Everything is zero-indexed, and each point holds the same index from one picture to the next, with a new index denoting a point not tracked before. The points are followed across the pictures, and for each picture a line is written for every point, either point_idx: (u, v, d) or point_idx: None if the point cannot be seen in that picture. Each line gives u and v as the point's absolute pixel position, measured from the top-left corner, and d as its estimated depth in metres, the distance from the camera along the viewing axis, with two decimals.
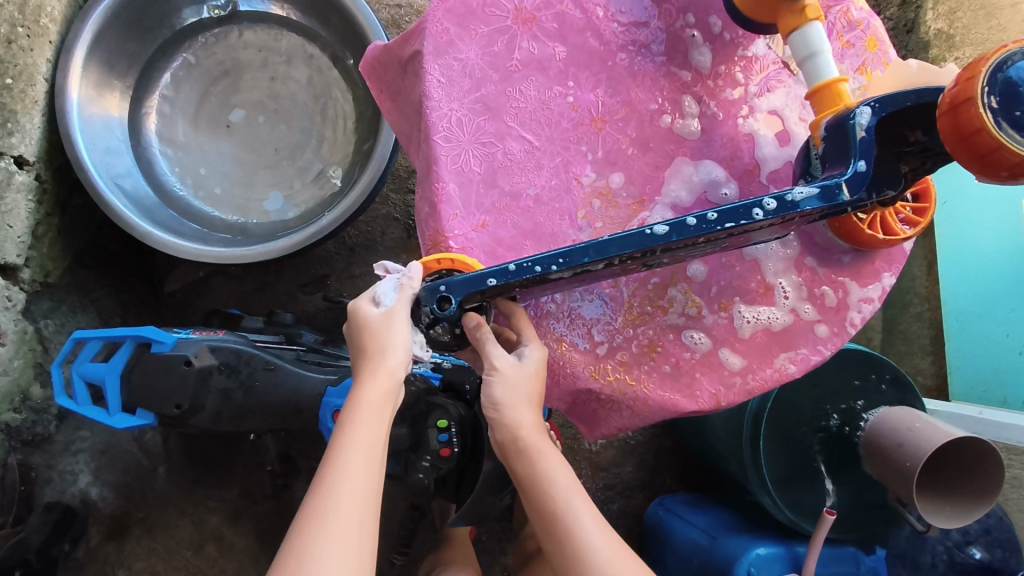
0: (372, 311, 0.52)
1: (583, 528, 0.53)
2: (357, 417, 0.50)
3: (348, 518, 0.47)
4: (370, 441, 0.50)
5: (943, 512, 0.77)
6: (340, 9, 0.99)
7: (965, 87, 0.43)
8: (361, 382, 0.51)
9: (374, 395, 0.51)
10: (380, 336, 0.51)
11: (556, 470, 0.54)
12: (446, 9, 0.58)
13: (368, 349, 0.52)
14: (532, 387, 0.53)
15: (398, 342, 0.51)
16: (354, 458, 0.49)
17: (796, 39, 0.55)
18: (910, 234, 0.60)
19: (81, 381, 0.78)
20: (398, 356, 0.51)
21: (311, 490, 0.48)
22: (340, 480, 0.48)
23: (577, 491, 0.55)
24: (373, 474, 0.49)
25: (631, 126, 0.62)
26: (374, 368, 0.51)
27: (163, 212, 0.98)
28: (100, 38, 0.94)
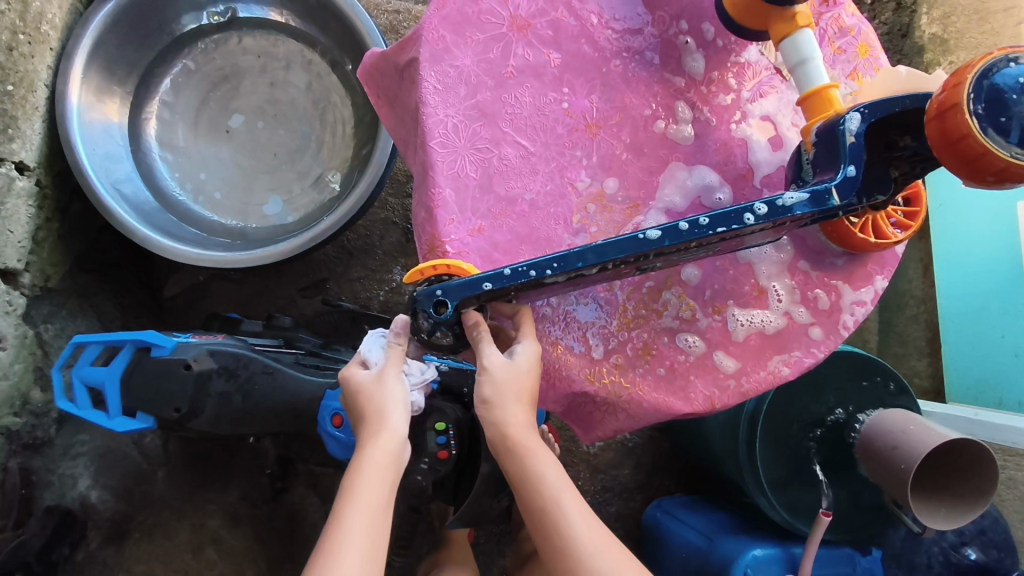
0: (365, 376, 0.58)
1: (571, 525, 0.54)
2: (360, 480, 0.54)
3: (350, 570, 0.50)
4: (373, 500, 0.54)
5: (939, 512, 0.77)
6: (338, 15, 1.00)
7: (952, 93, 0.44)
8: (365, 444, 0.56)
9: (378, 456, 0.55)
10: (375, 397, 0.57)
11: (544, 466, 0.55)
12: (442, 16, 0.59)
13: (367, 415, 0.57)
14: (525, 384, 0.54)
15: (393, 402, 0.57)
16: (358, 517, 0.53)
17: (787, 45, 0.56)
18: (901, 238, 0.61)
19: (81, 385, 0.78)
20: (396, 418, 0.57)
21: (319, 548, 0.52)
22: (345, 537, 0.52)
23: (566, 488, 0.56)
24: (376, 526, 0.53)
25: (626, 131, 0.62)
26: (376, 432, 0.56)
27: (162, 217, 0.99)
28: (100, 45, 0.95)
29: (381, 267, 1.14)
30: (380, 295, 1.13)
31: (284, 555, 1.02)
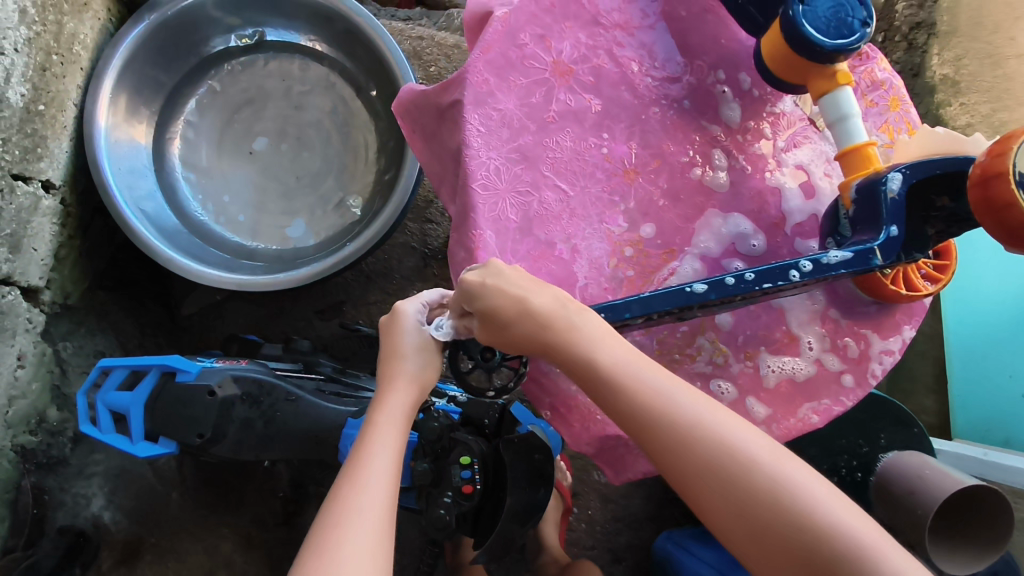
0: (411, 322, 0.59)
1: (660, 406, 0.49)
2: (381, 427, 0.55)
3: (375, 501, 0.50)
4: (392, 445, 0.55)
5: (958, 557, 0.76)
6: (367, 42, 1.01)
7: (996, 161, 0.46)
8: (384, 392, 0.58)
9: (397, 404, 0.57)
10: (397, 341, 0.59)
11: (603, 351, 0.51)
12: (487, 60, 0.59)
13: (389, 358, 0.59)
14: (509, 300, 0.51)
15: (420, 359, 0.58)
16: (381, 459, 0.53)
17: (827, 101, 0.58)
18: (931, 290, 0.62)
19: (106, 409, 0.79)
20: (412, 363, 0.58)
21: (340, 485, 0.51)
22: (370, 474, 0.52)
23: (639, 362, 0.51)
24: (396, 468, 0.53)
25: (663, 177, 0.63)
26: (393, 379, 0.58)
27: (185, 238, 0.99)
28: (129, 65, 0.96)
29: (398, 291, 1.14)
30: None
31: None
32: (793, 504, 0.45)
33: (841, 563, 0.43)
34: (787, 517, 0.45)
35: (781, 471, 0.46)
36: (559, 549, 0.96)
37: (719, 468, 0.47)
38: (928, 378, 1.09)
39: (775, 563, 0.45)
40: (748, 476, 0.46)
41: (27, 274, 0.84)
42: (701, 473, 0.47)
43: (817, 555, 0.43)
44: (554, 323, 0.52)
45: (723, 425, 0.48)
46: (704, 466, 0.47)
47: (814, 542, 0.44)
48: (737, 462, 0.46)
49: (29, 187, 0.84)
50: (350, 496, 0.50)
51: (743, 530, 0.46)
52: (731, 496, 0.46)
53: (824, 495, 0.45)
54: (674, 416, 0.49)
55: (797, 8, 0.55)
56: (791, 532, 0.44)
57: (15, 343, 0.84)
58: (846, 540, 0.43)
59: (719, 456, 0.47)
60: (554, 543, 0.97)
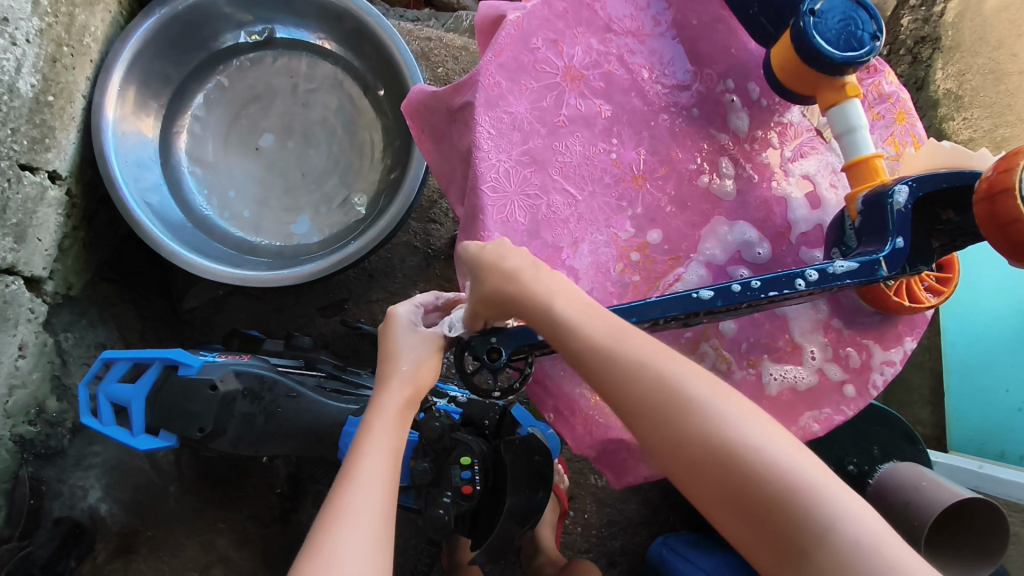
0: (406, 325, 0.60)
1: (603, 352, 0.47)
2: (377, 425, 0.54)
3: (373, 500, 0.48)
4: (387, 442, 0.53)
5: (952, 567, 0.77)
6: (376, 41, 1.01)
7: (1003, 177, 0.46)
8: (381, 392, 0.57)
9: (393, 401, 0.56)
10: (392, 344, 0.59)
11: (559, 302, 0.50)
12: (499, 63, 0.59)
13: (387, 361, 0.59)
14: (495, 265, 0.52)
15: (418, 359, 0.58)
16: (374, 454, 0.52)
17: (835, 113, 0.58)
18: (934, 302, 0.62)
19: (106, 401, 0.79)
20: (408, 363, 0.58)
21: (335, 486, 0.50)
22: (365, 472, 0.50)
23: (588, 312, 0.49)
24: (393, 464, 0.52)
25: (670, 184, 0.64)
26: (389, 380, 0.57)
27: (189, 232, 0.99)
28: (139, 58, 0.96)
29: (400, 290, 1.14)
30: None
31: None
32: (733, 443, 0.42)
33: (778, 504, 0.40)
34: (725, 457, 0.42)
35: (722, 410, 0.43)
36: (555, 550, 0.96)
37: (660, 410, 0.44)
38: (923, 389, 1.10)
39: (716, 505, 0.42)
40: (688, 417, 0.43)
41: (31, 264, 0.84)
42: (642, 417, 0.45)
43: (755, 496, 0.41)
44: (524, 282, 0.51)
45: (665, 365, 0.46)
46: (646, 409, 0.45)
47: (753, 482, 0.41)
48: (677, 402, 0.44)
49: (35, 176, 0.84)
50: (344, 495, 0.48)
51: (685, 472, 0.43)
52: (670, 439, 0.44)
53: (767, 433, 0.42)
54: (614, 360, 0.47)
55: (808, 19, 0.55)
56: (729, 472, 0.42)
57: (17, 333, 0.84)
58: (784, 479, 0.40)
59: (659, 399, 0.44)
60: (551, 545, 0.97)
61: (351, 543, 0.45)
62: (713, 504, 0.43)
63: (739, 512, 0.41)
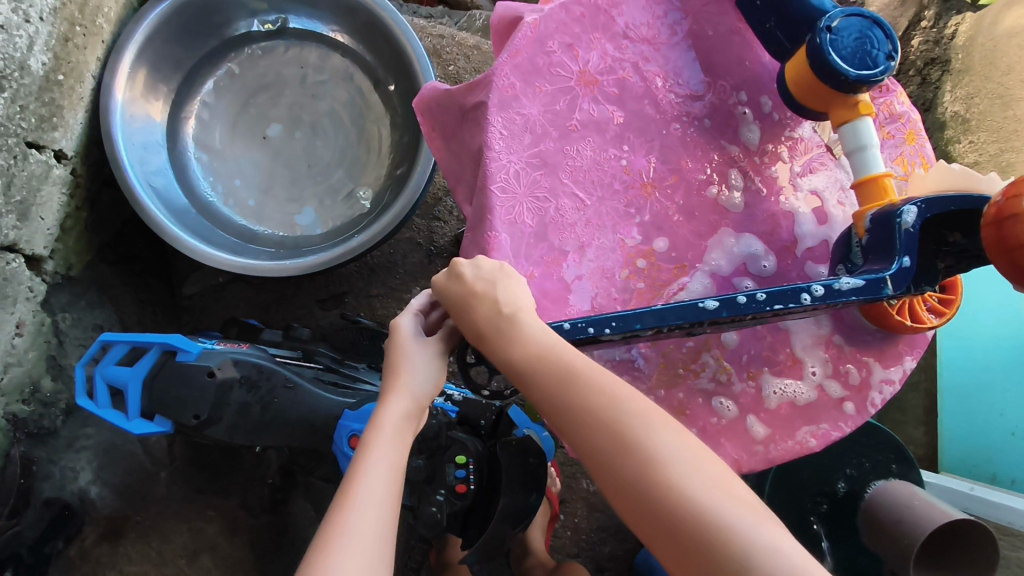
0: (410, 333, 0.57)
1: (555, 390, 0.48)
2: (379, 437, 0.52)
3: (372, 522, 0.48)
4: (388, 460, 0.52)
5: None
6: (389, 36, 1.01)
7: (1011, 203, 0.46)
8: (382, 401, 0.55)
9: (396, 416, 0.54)
10: (399, 353, 0.56)
11: (516, 344, 0.50)
12: (514, 65, 0.59)
13: (392, 369, 0.56)
14: (460, 305, 0.53)
15: (423, 369, 0.56)
16: (375, 474, 0.50)
17: (846, 130, 0.59)
18: (935, 323, 0.62)
19: (103, 383, 0.78)
20: (413, 377, 0.55)
21: (333, 503, 0.49)
22: (364, 491, 0.49)
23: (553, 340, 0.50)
24: (392, 483, 0.51)
25: (679, 193, 0.64)
26: (393, 388, 0.55)
27: (192, 218, 0.99)
28: (150, 42, 0.96)
29: (401, 286, 1.14)
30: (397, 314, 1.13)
31: (276, 567, 1.01)
32: (672, 483, 0.43)
33: (709, 545, 0.40)
34: (663, 495, 0.43)
35: (663, 450, 0.44)
36: (544, 552, 0.96)
37: (608, 450, 0.45)
38: (918, 411, 1.13)
39: (655, 542, 0.43)
40: (627, 457, 0.44)
41: (32, 242, 0.83)
42: (590, 454, 0.46)
43: (688, 536, 0.41)
44: (489, 319, 0.52)
45: (617, 405, 0.46)
46: (595, 447, 0.46)
47: (686, 521, 0.41)
48: (620, 442, 0.45)
49: (41, 155, 0.83)
50: (343, 517, 0.48)
51: (628, 508, 0.44)
52: (614, 476, 0.45)
53: (703, 476, 0.43)
54: (565, 397, 0.47)
55: (825, 35, 0.55)
56: (666, 499, 0.42)
57: (15, 311, 0.83)
58: (717, 518, 0.41)
59: (611, 423, 0.45)
60: (540, 548, 0.97)
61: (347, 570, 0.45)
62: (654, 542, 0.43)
63: (673, 551, 0.42)
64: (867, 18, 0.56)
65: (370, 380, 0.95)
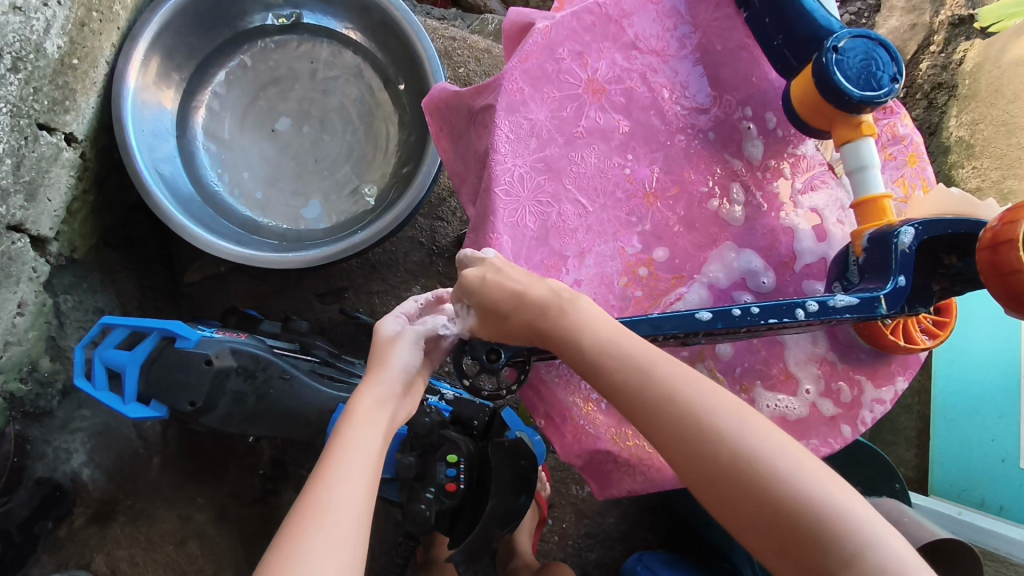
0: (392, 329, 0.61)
1: (643, 375, 0.49)
2: (360, 416, 0.53)
3: (348, 495, 0.47)
4: (370, 439, 0.52)
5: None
6: (401, 36, 1.02)
7: (1007, 229, 0.47)
8: (365, 382, 0.56)
9: (376, 399, 0.55)
10: (378, 347, 0.59)
11: (587, 331, 0.51)
12: (524, 69, 0.61)
13: (374, 361, 0.58)
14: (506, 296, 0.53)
15: (405, 357, 0.58)
16: (354, 451, 0.50)
17: (849, 150, 0.59)
18: (929, 344, 0.63)
19: (101, 365, 0.79)
20: (394, 367, 0.57)
21: (313, 476, 0.48)
22: (345, 464, 0.49)
23: (617, 335, 0.51)
24: (369, 461, 0.50)
25: (680, 205, 0.65)
26: (376, 375, 0.56)
27: (198, 206, 0.99)
28: (165, 30, 0.97)
29: (401, 284, 1.15)
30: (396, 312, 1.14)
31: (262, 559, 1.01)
32: (770, 471, 0.45)
33: (811, 530, 0.43)
34: (764, 483, 0.45)
35: (759, 443, 0.46)
36: (530, 555, 0.97)
37: (696, 443, 0.47)
38: (910, 432, 1.13)
39: (740, 523, 0.46)
40: (724, 446, 0.46)
41: (38, 222, 0.84)
42: (675, 444, 0.47)
43: (790, 522, 0.44)
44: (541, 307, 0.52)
45: (704, 395, 0.48)
46: (672, 434, 0.47)
47: (791, 511, 0.44)
48: (697, 429, 0.47)
49: (52, 137, 0.84)
50: (321, 486, 0.47)
51: (715, 494, 0.46)
52: (701, 469, 0.46)
53: (798, 463, 0.45)
54: (654, 384, 0.48)
55: (831, 56, 0.56)
56: (751, 484, 0.45)
57: (17, 291, 0.83)
58: (822, 506, 0.44)
59: (690, 421, 0.47)
60: (527, 550, 0.97)
61: (320, 533, 0.45)
62: (749, 524, 0.45)
63: (770, 536, 0.45)
64: (873, 40, 0.57)
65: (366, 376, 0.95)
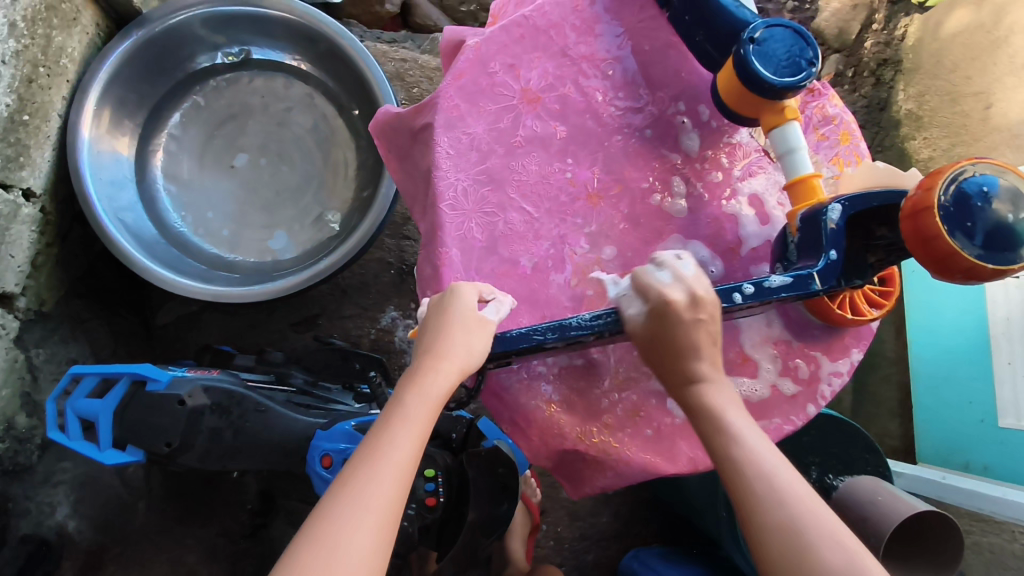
0: (473, 305, 0.55)
1: (737, 439, 0.51)
2: (412, 402, 0.52)
3: (385, 481, 0.48)
4: (413, 428, 0.51)
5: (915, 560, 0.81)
6: (349, 63, 1.03)
7: (924, 195, 0.49)
8: (421, 365, 0.53)
9: (430, 385, 0.52)
10: (444, 314, 0.55)
11: (722, 396, 0.53)
12: (458, 86, 0.63)
13: (439, 330, 0.54)
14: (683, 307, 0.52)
15: (469, 343, 0.54)
16: (397, 441, 0.50)
17: (776, 135, 0.61)
18: (876, 315, 0.64)
19: (74, 416, 0.79)
20: (458, 350, 0.53)
21: (355, 457, 0.49)
22: (384, 456, 0.49)
23: (739, 411, 0.53)
24: (412, 450, 0.50)
25: (624, 203, 0.67)
26: (437, 354, 0.53)
27: (163, 249, 1.01)
28: (114, 79, 0.98)
29: (374, 306, 1.15)
30: (371, 333, 1.14)
31: None
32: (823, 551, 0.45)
33: None
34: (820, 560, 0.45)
35: (816, 519, 0.47)
36: (524, 561, 0.98)
37: (757, 515, 0.48)
38: None
39: None
40: (790, 511, 0.47)
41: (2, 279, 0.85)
42: (758, 508, 0.48)
43: None
44: (703, 329, 0.53)
45: (784, 472, 0.49)
46: (756, 504, 0.48)
47: None
48: (775, 499, 0.48)
49: (8, 194, 0.85)
50: (358, 481, 0.48)
51: (786, 566, 0.46)
52: (780, 535, 0.47)
53: (850, 548, 0.46)
54: (754, 456, 0.50)
55: (749, 47, 0.58)
56: (812, 559, 0.45)
57: None
58: None
59: (762, 492, 0.48)
60: (520, 557, 0.98)
61: (350, 515, 0.46)
62: None
63: None
64: (789, 28, 0.59)
65: (343, 401, 0.95)
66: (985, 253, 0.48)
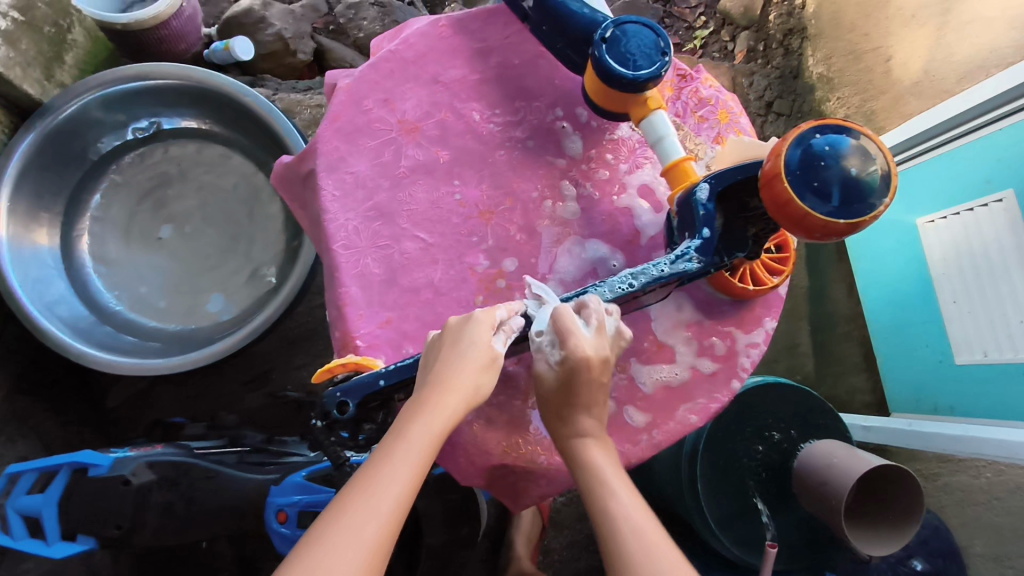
0: (490, 338, 0.54)
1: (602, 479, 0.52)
2: (416, 425, 0.49)
3: (384, 505, 0.45)
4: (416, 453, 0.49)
5: (886, 521, 0.80)
6: (255, 119, 1.05)
7: (774, 164, 0.51)
8: (429, 389, 0.51)
9: (440, 411, 0.50)
10: (458, 341, 0.53)
11: (598, 450, 0.54)
12: (335, 129, 0.66)
13: (450, 356, 0.53)
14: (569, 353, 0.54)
15: (476, 375, 0.52)
16: (398, 465, 0.47)
17: (645, 125, 0.63)
18: (776, 282, 0.66)
19: (16, 515, 0.77)
20: (465, 379, 0.52)
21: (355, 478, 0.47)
22: (385, 481, 0.46)
23: (614, 467, 0.53)
24: (413, 478, 0.47)
25: (517, 214, 0.67)
26: (445, 382, 0.51)
27: (99, 331, 1.01)
28: (25, 174, 0.98)
29: (324, 351, 1.15)
30: None
31: None
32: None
33: None
34: None
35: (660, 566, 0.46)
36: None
37: (618, 551, 0.48)
38: None
39: None
40: (641, 555, 0.47)
41: None
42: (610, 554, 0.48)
43: None
44: (590, 380, 0.54)
45: (641, 517, 0.49)
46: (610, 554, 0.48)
47: None
48: (629, 543, 0.48)
49: None
50: (360, 501, 0.45)
51: None
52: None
53: None
54: (611, 502, 0.50)
55: (602, 47, 0.60)
56: None
57: None
58: None
59: (619, 538, 0.48)
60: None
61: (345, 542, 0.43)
62: None
63: None
64: (637, 23, 0.61)
65: (298, 452, 0.95)
66: (838, 211, 0.49)
